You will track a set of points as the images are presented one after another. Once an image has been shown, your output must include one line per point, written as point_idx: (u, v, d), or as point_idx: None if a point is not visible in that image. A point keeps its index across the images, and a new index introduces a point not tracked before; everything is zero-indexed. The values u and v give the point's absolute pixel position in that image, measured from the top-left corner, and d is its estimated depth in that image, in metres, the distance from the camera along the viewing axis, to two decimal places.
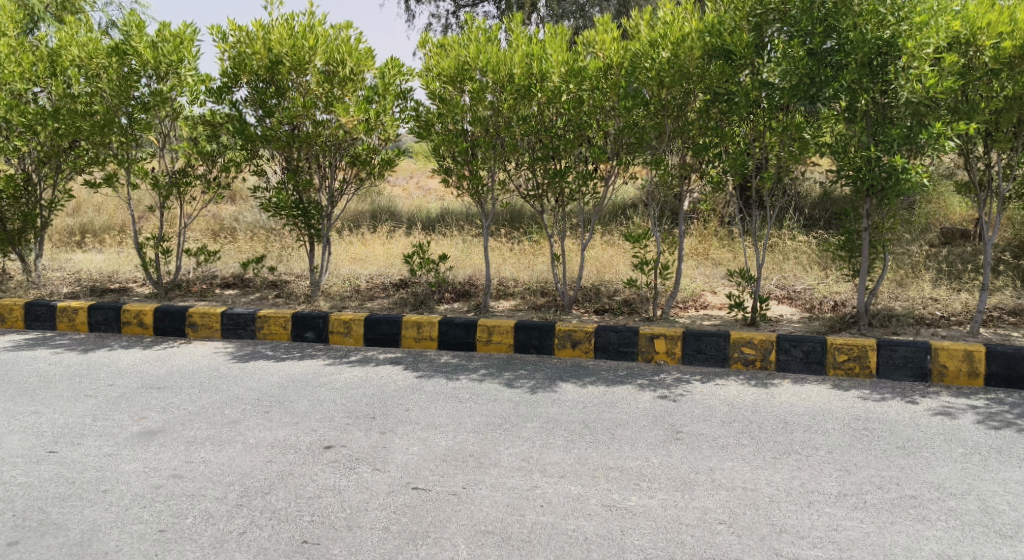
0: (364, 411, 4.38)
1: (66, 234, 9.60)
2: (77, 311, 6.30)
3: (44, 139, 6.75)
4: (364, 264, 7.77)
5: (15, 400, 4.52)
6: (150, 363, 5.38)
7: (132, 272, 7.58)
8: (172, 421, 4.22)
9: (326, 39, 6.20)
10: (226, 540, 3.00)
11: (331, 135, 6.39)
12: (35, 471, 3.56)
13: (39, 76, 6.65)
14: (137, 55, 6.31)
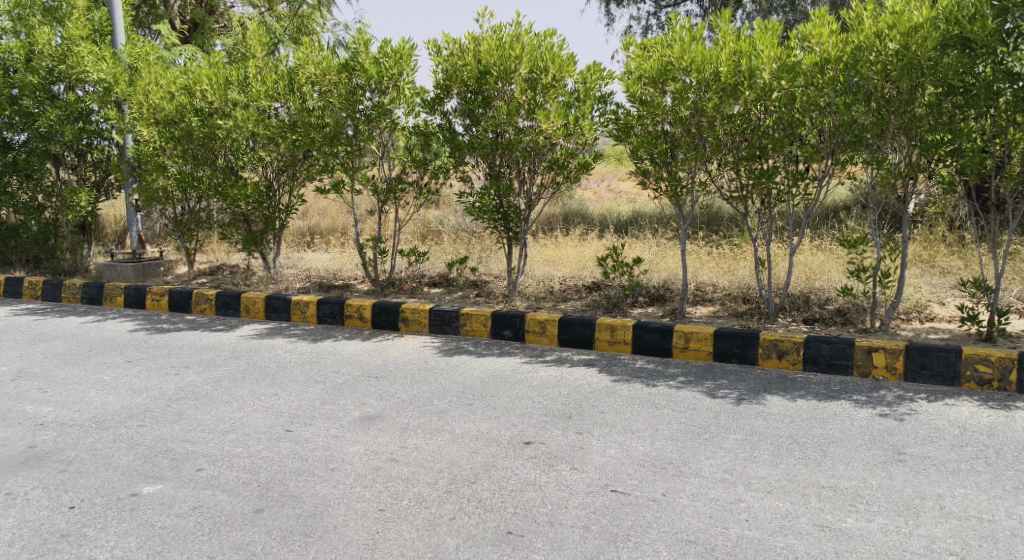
0: (561, 411, 4.46)
1: (296, 235, 10.57)
2: (307, 304, 6.93)
3: (284, 150, 7.48)
4: (558, 266, 7.91)
5: (258, 382, 5.05)
6: (368, 354, 5.80)
7: (354, 271, 8.21)
8: (389, 408, 4.53)
9: (532, 48, 6.38)
10: (439, 524, 3.18)
11: (532, 141, 6.56)
12: (274, 447, 3.97)
13: (280, 93, 7.35)
14: (363, 71, 6.88)
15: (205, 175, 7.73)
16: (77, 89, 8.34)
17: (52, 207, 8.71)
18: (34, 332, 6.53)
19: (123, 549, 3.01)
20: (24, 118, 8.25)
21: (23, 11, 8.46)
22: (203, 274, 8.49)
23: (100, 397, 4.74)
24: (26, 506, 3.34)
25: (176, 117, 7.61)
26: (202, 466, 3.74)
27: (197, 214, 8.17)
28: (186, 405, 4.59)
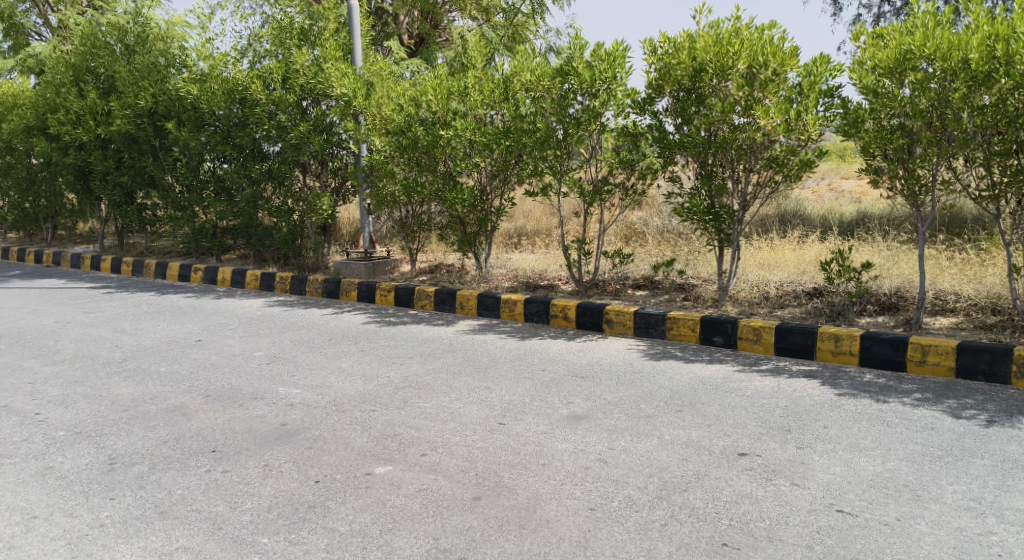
0: (778, 423, 4.26)
1: (505, 236, 10.92)
2: (515, 303, 7.14)
3: (497, 155, 7.73)
4: (774, 270, 7.53)
5: (473, 375, 5.28)
6: (575, 354, 5.86)
7: (558, 271, 8.33)
8: (596, 408, 4.56)
9: (751, 43, 6.14)
10: (650, 529, 3.14)
11: (749, 139, 6.29)
12: (488, 439, 4.12)
13: (496, 101, 7.61)
14: (577, 74, 7.00)
15: (428, 181, 8.15)
16: (322, 104, 9.14)
17: (298, 210, 9.63)
18: (283, 322, 7.25)
19: (359, 524, 3.26)
20: (279, 131, 9.23)
21: (283, 35, 9.32)
22: (423, 272, 8.99)
23: (338, 383, 5.17)
24: (278, 477, 3.72)
25: (404, 126, 8.12)
26: (425, 451, 3.97)
27: (419, 217, 8.65)
28: (411, 394, 4.90)
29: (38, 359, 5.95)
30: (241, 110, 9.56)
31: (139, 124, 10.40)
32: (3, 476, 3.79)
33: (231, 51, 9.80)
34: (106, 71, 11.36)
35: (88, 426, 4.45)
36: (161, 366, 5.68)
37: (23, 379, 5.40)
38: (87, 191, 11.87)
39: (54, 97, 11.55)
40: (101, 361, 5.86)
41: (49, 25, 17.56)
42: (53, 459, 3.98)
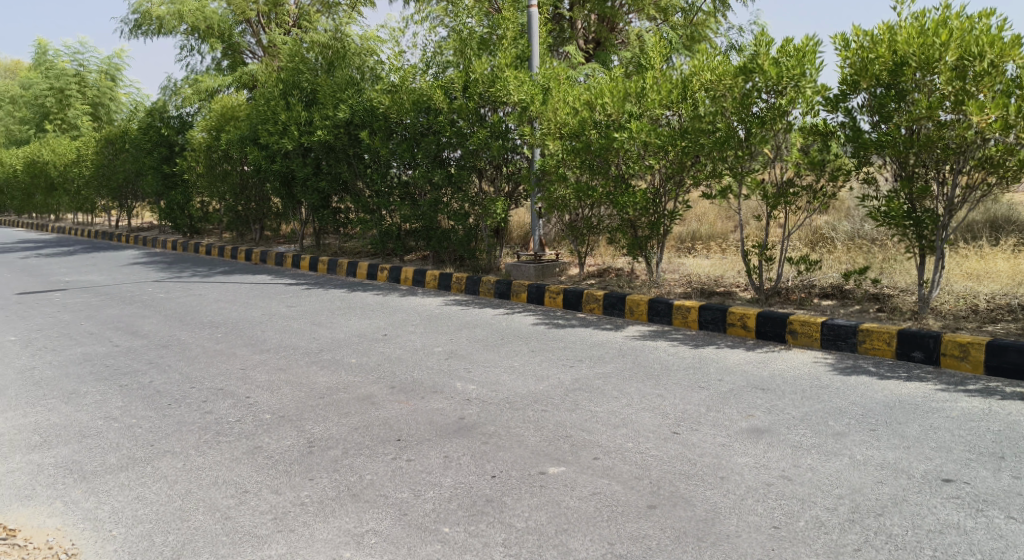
0: (989, 449, 3.88)
1: (679, 241, 10.70)
2: (690, 309, 6.96)
3: (673, 157, 7.59)
4: (983, 281, 6.87)
5: (646, 381, 5.21)
6: (755, 364, 5.63)
7: (736, 278, 8.04)
8: (778, 422, 4.36)
9: (963, 32, 5.65)
10: (841, 553, 2.96)
11: (957, 137, 5.77)
12: (663, 447, 4.04)
13: (673, 101, 7.46)
14: (762, 72, 6.74)
15: (599, 184, 8.11)
16: (500, 110, 9.37)
17: (474, 214, 9.93)
18: (460, 321, 7.50)
19: (536, 521, 3.30)
20: (459, 138, 9.58)
21: (465, 47, 9.80)
22: (592, 276, 8.97)
23: (512, 381, 5.28)
24: (458, 470, 3.85)
25: (578, 130, 8.14)
26: (599, 455, 3.96)
27: (589, 221, 8.61)
28: (582, 396, 4.91)
29: (247, 347, 6.52)
30: (426, 118, 10.00)
31: (336, 133, 11.15)
32: (219, 452, 4.19)
33: (420, 63, 10.30)
34: (310, 86, 12.28)
35: (289, 411, 4.82)
36: (352, 358, 6.05)
37: (234, 365, 5.94)
38: (290, 195, 12.88)
39: (264, 110, 12.63)
40: (300, 351, 6.34)
41: (260, 44, 19.15)
42: (260, 439, 4.35)
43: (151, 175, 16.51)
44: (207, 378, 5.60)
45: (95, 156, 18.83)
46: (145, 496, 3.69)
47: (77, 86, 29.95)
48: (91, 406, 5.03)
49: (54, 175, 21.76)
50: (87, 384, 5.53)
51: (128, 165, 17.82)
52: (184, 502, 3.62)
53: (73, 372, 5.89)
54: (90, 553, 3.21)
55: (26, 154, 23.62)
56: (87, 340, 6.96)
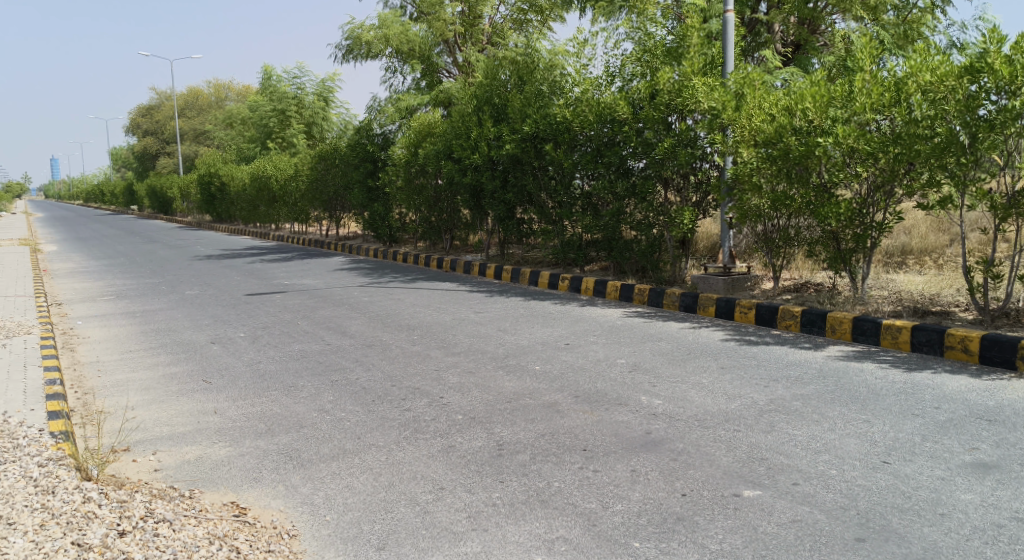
0: None
1: (888, 255, 9.94)
2: (901, 330, 6.44)
3: (883, 165, 7.04)
4: None
5: (849, 405, 4.87)
6: (979, 393, 5.10)
7: (954, 297, 7.34)
8: (1009, 458, 3.92)
9: None
10: None
11: None
12: (872, 477, 3.76)
13: (885, 104, 6.97)
14: (991, 71, 6.11)
15: (798, 194, 7.73)
16: (687, 118, 9.14)
17: (659, 225, 9.74)
18: (644, 333, 7.40)
19: (730, 544, 3.18)
20: (645, 148, 9.46)
21: (650, 56, 9.63)
22: (788, 290, 8.53)
23: (700, 397, 5.13)
24: (646, 485, 3.79)
25: (775, 137, 7.79)
26: (798, 481, 3.74)
27: (786, 232, 8.19)
28: (778, 418, 4.67)
29: (441, 350, 6.81)
30: (610, 129, 9.97)
31: (524, 147, 11.43)
32: (417, 448, 4.40)
33: (603, 75, 10.31)
34: (500, 101, 12.59)
35: (480, 413, 4.97)
36: (538, 365, 6.14)
37: (430, 366, 6.22)
38: (479, 206, 13.33)
39: (460, 126, 13.15)
40: (489, 355, 6.53)
41: (456, 63, 20.00)
42: (454, 438, 4.51)
43: (357, 188, 17.81)
44: (406, 377, 5.91)
45: (309, 171, 20.49)
46: (353, 486, 3.94)
47: (296, 107, 32.72)
48: (306, 398, 5.46)
49: (276, 188, 23.91)
50: (302, 378, 6.01)
51: (337, 179, 19.25)
52: (388, 494, 3.83)
53: (290, 366, 6.42)
54: (308, 535, 3.48)
55: (253, 170, 26.16)
56: (303, 338, 7.57)
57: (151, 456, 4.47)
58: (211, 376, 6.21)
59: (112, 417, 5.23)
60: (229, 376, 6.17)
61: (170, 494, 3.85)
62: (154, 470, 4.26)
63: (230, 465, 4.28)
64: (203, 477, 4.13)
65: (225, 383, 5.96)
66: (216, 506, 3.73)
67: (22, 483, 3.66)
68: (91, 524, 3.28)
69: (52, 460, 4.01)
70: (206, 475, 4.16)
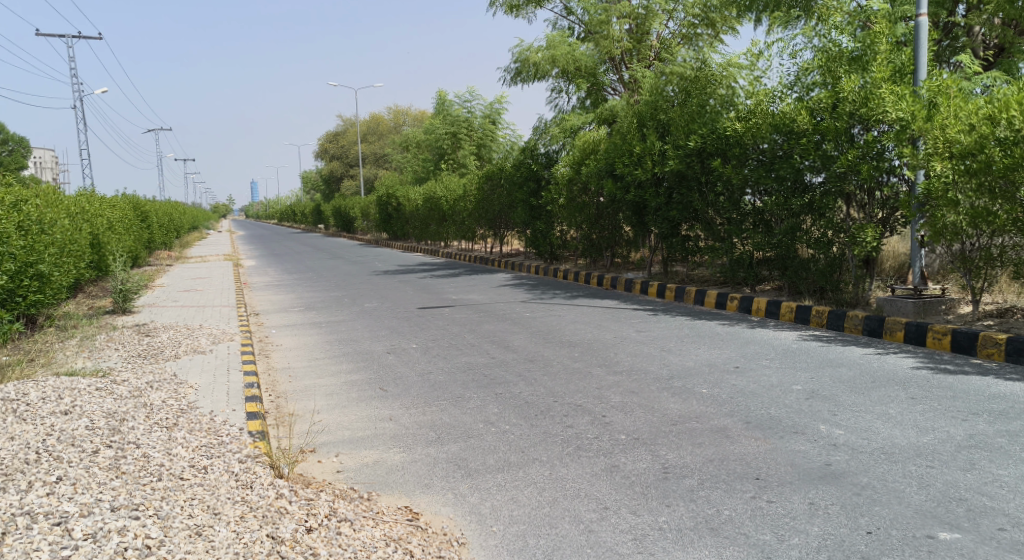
0: None
1: None
2: None
3: None
4: None
5: None
6: None
7: None
8: None
9: None
10: None
11: None
12: None
13: None
14: None
15: (1003, 210, 7.06)
16: (873, 129, 8.57)
17: (839, 243, 9.25)
18: (822, 358, 6.99)
19: None
20: (824, 161, 8.97)
21: (831, 65, 9.11)
22: (989, 315, 7.80)
23: (887, 429, 4.77)
24: (826, 519, 3.56)
25: (975, 149, 7.16)
26: (1005, 526, 3.39)
27: (988, 251, 7.45)
28: (980, 455, 4.25)
29: (603, 368, 6.76)
30: (785, 142, 9.54)
31: (689, 162, 11.22)
32: (580, 466, 4.38)
33: (779, 86, 9.91)
34: (664, 116, 12.39)
35: (644, 434, 4.88)
36: (704, 388, 5.94)
37: (593, 384, 6.19)
38: (641, 224, 13.18)
39: (623, 144, 13.02)
40: (652, 376, 6.40)
41: (622, 80, 20.00)
42: (617, 458, 4.46)
43: (521, 207, 18.15)
44: (569, 394, 5.91)
45: (476, 191, 21.08)
46: (518, 499, 3.98)
47: (466, 130, 33.91)
48: (473, 410, 5.59)
49: (445, 208, 24.83)
50: (469, 389, 6.17)
51: (502, 198, 19.66)
52: (552, 509, 3.83)
53: (458, 378, 6.60)
54: (477, 544, 3.54)
55: (426, 191, 27.30)
56: (469, 351, 7.77)
57: (334, 458, 4.73)
58: (386, 384, 6.51)
59: (301, 419, 5.60)
60: (403, 385, 6.45)
61: (350, 495, 4.05)
62: (337, 471, 4.51)
63: (404, 470, 4.46)
64: (380, 481, 4.32)
65: (399, 392, 6.22)
66: (391, 510, 3.89)
67: (226, 476, 3.99)
68: (283, 519, 3.52)
69: (250, 457, 4.35)
70: (382, 479, 4.35)
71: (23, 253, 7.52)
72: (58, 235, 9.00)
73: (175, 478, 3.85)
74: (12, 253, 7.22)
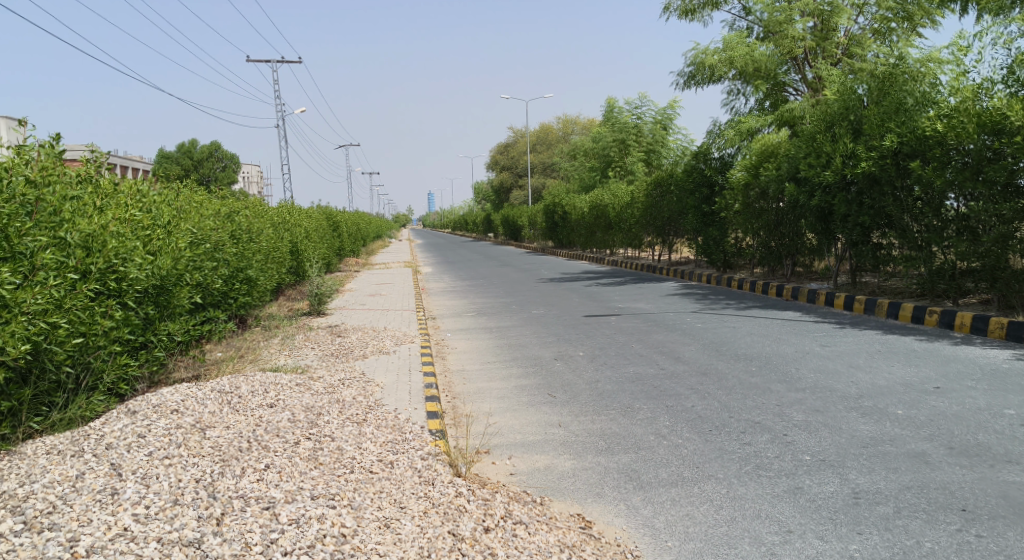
0: None
1: None
2: None
3: None
4: None
5: None
6: None
7: None
8: None
9: None
10: None
11: None
12: None
13: None
14: None
15: None
16: None
17: None
18: None
19: None
20: None
21: None
22: None
23: None
24: None
25: None
26: None
27: None
28: None
29: (782, 384, 6.45)
30: (996, 142, 8.71)
31: (882, 165, 10.51)
32: (759, 485, 4.20)
33: (989, 80, 9.08)
34: (854, 116, 11.68)
35: (831, 455, 4.61)
36: (899, 409, 5.52)
37: (772, 400, 5.92)
38: (827, 231, 12.49)
39: (807, 146, 12.39)
40: (838, 394, 6.02)
41: (805, 80, 19.10)
42: (801, 480, 4.24)
43: (693, 214, 17.75)
44: (745, 409, 5.70)
45: (645, 197, 20.81)
46: (694, 515, 3.88)
47: (636, 136, 33.68)
48: (644, 421, 5.52)
49: (613, 215, 24.72)
50: (640, 400, 6.09)
51: (672, 205, 19.30)
52: (731, 528, 3.71)
53: (627, 388, 6.53)
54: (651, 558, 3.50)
55: (593, 198, 27.30)
56: (640, 361, 7.68)
57: (507, 460, 4.84)
58: (556, 391, 6.57)
59: (476, 421, 5.77)
60: (572, 393, 6.48)
61: (525, 499, 4.13)
62: (511, 474, 4.61)
63: (575, 477, 4.48)
64: (553, 487, 4.37)
65: (568, 398, 6.26)
66: (564, 516, 3.92)
67: (410, 472, 4.19)
68: (463, 517, 3.65)
69: (431, 455, 4.54)
70: (554, 485, 4.39)
71: (235, 259, 8.26)
72: (263, 242, 9.81)
73: (366, 472, 4.09)
74: (226, 259, 7.97)
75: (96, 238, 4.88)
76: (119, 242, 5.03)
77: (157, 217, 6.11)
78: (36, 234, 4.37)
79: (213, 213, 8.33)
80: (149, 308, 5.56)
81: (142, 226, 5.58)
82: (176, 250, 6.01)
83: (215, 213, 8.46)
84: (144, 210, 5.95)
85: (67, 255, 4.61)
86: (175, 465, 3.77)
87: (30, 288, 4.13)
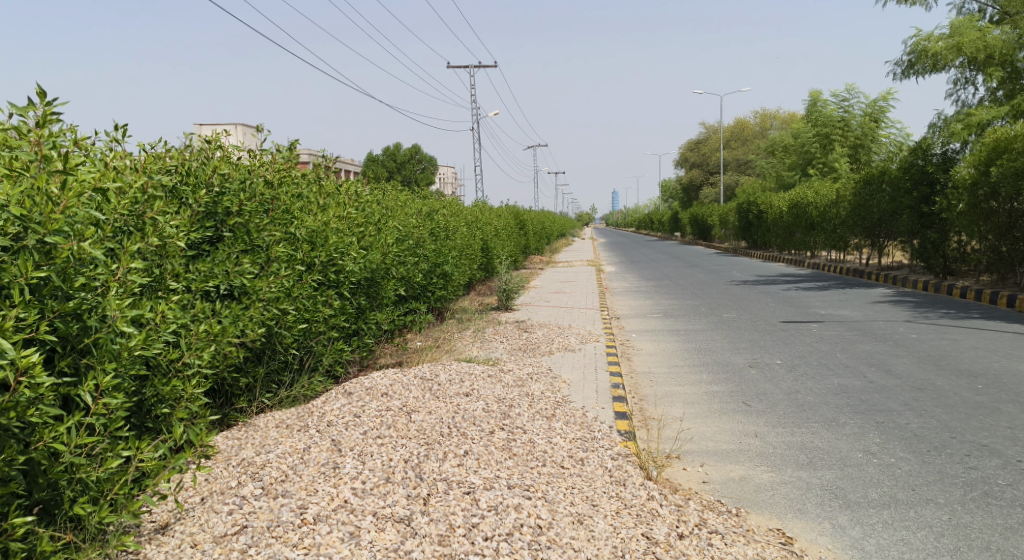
0: None
1: None
2: None
3: None
4: None
5: None
6: None
7: None
8: None
9: None
10: None
11: None
12: None
13: None
14: None
15: None
16: None
17: None
18: None
19: None
20: None
21: None
22: None
23: None
24: None
25: None
26: None
27: None
28: None
29: (1015, 405, 5.81)
30: None
31: None
32: (989, 515, 3.82)
33: None
34: None
35: None
36: None
37: (1002, 422, 5.35)
38: None
39: None
40: None
41: None
42: None
43: (908, 214, 16.41)
44: (971, 431, 5.19)
45: (852, 197, 19.51)
46: (911, 541, 3.60)
47: (842, 130, 31.69)
48: (851, 437, 5.18)
49: (814, 215, 23.41)
50: (846, 414, 5.73)
51: (884, 205, 17.94)
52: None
53: (831, 401, 6.17)
54: None
55: (792, 197, 25.97)
56: (845, 373, 7.21)
57: (699, 467, 4.73)
58: (751, 399, 6.32)
59: (667, 424, 5.67)
60: (769, 402, 6.20)
61: (719, 508, 4.02)
62: (703, 481, 4.50)
63: (774, 491, 4.29)
64: (749, 498, 4.22)
65: (764, 408, 6.01)
66: (762, 529, 3.78)
67: (601, 470, 4.21)
68: (656, 521, 3.62)
69: (621, 456, 4.54)
70: (751, 497, 4.23)
71: (434, 255, 8.69)
72: (458, 240, 10.24)
73: (558, 466, 4.16)
74: (426, 255, 8.39)
75: (319, 234, 5.33)
76: (338, 237, 5.45)
77: (370, 215, 6.57)
78: (272, 229, 4.84)
79: (416, 212, 8.81)
80: (362, 299, 5.99)
81: (357, 223, 6.01)
82: (385, 246, 6.43)
83: (418, 211, 8.93)
84: (359, 209, 6.40)
85: (296, 249, 5.07)
86: (387, 444, 4.03)
87: (266, 278, 4.58)
